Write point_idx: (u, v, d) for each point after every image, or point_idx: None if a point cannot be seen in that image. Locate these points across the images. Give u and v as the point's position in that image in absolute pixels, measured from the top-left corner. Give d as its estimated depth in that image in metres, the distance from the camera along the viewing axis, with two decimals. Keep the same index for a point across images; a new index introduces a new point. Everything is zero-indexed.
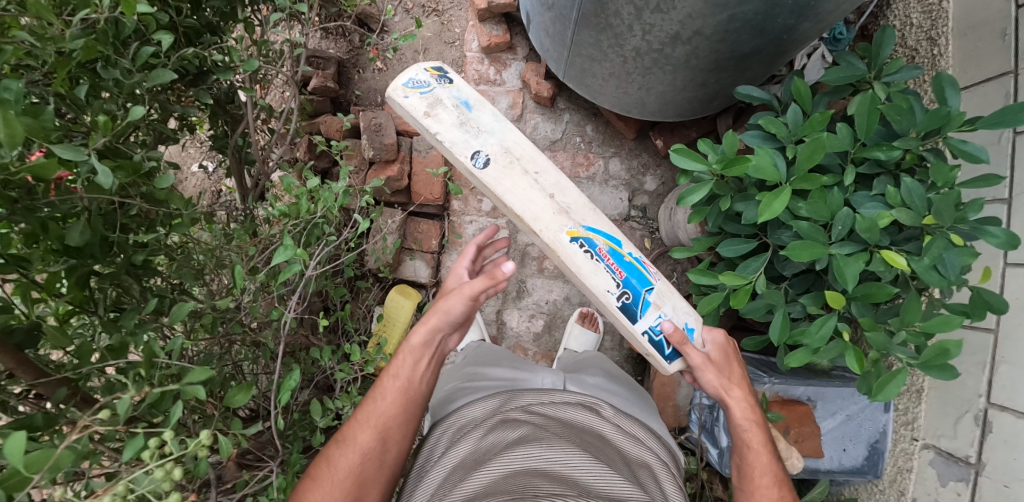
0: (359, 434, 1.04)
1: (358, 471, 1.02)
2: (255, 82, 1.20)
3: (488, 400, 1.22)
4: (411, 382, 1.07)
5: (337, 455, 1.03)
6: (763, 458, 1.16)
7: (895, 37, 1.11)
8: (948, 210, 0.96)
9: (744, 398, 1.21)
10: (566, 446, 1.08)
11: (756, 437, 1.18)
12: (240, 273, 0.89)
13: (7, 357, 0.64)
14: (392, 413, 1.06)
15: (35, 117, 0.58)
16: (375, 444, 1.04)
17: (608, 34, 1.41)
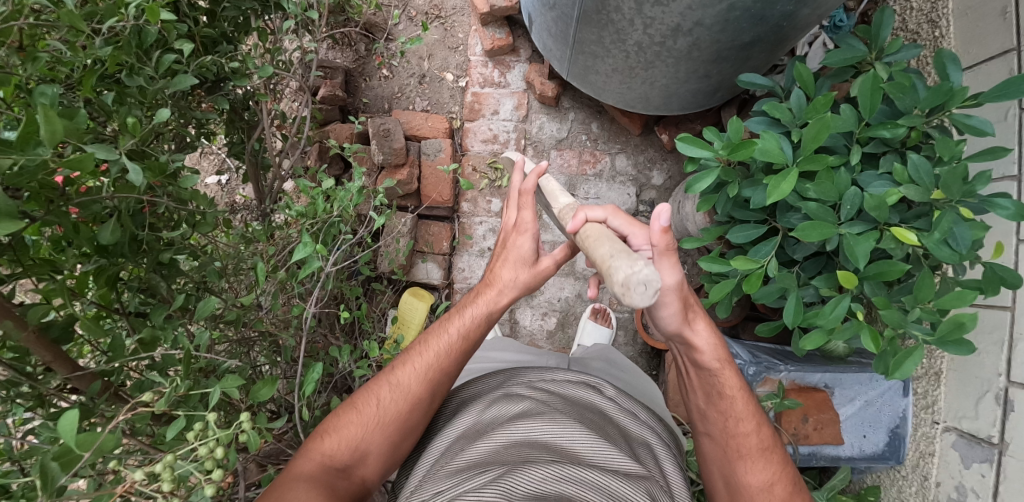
0: (412, 380, 1.11)
1: (402, 414, 1.09)
2: (270, 89, 1.24)
3: (495, 377, 1.25)
4: (469, 337, 1.13)
5: (387, 394, 1.10)
6: (738, 405, 1.15)
7: (894, 17, 1.12)
8: (956, 183, 0.96)
9: (705, 332, 1.15)
10: (566, 420, 1.08)
11: (728, 382, 1.15)
12: (262, 271, 0.92)
13: (45, 351, 0.67)
14: (444, 364, 1.13)
15: (70, 119, 0.60)
16: (423, 393, 1.11)
17: (610, 30, 1.43)
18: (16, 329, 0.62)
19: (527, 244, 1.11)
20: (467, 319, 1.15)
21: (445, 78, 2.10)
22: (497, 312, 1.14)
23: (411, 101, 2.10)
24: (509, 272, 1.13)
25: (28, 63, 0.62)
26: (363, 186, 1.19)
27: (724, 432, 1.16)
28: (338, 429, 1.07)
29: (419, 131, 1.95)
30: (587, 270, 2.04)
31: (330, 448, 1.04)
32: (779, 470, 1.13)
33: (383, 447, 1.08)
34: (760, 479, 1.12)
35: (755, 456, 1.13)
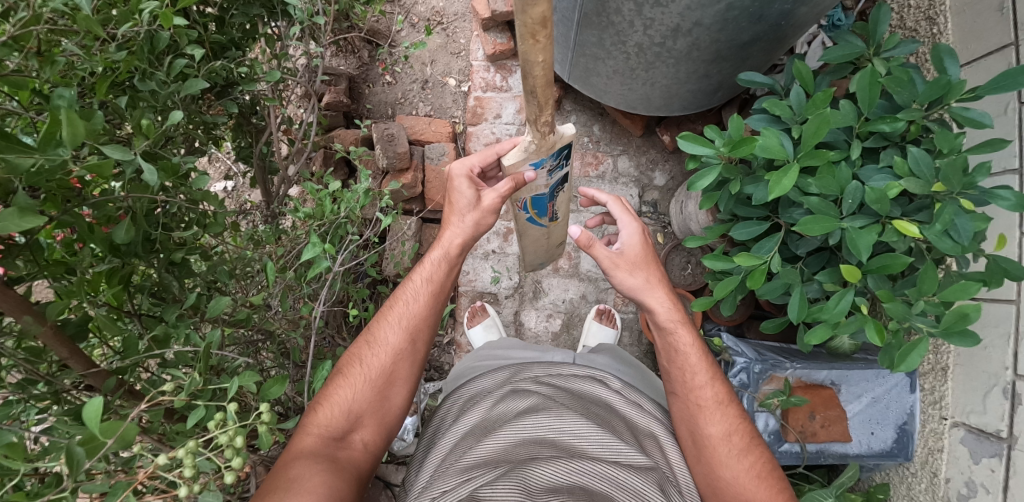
0: (390, 335, 1.16)
1: (385, 368, 1.14)
2: (277, 94, 1.27)
3: (499, 372, 1.25)
4: (432, 285, 1.18)
5: (369, 353, 1.15)
6: (692, 358, 1.15)
7: (890, 12, 1.13)
8: (956, 175, 0.97)
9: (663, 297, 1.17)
10: (572, 416, 1.10)
11: (683, 339, 1.15)
12: (272, 270, 0.93)
13: (60, 348, 0.68)
14: (420, 313, 1.18)
15: (87, 121, 0.62)
16: (403, 345, 1.16)
17: (610, 32, 1.45)
18: (35, 324, 0.64)
19: (464, 189, 1.19)
20: (431, 265, 1.20)
21: (447, 83, 2.13)
22: (454, 254, 1.20)
23: (414, 106, 2.12)
24: (457, 221, 1.20)
25: (46, 65, 0.64)
26: (369, 188, 1.21)
27: (683, 387, 1.15)
28: (330, 397, 1.10)
29: (423, 135, 1.97)
30: (591, 271, 2.05)
31: (325, 418, 1.06)
32: (736, 421, 1.11)
33: (374, 408, 1.12)
34: (719, 430, 1.10)
35: (713, 409, 1.11)
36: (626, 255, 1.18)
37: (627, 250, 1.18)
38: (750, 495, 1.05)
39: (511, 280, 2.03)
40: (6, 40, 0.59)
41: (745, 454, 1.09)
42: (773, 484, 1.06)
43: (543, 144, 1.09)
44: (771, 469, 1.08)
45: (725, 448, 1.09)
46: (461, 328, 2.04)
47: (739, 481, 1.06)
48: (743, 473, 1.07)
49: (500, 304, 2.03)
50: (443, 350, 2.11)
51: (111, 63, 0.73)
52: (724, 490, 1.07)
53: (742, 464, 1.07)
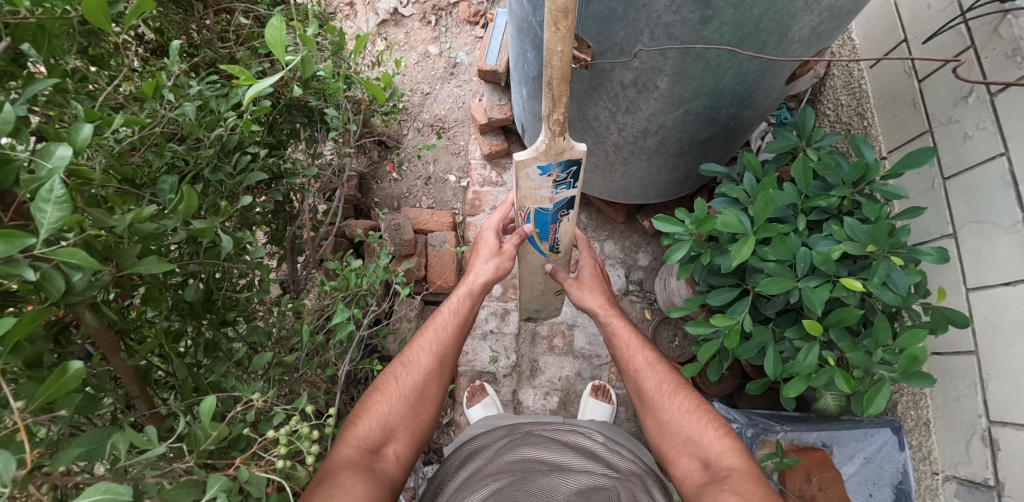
0: (421, 355, 1.28)
1: (417, 384, 1.24)
2: (307, 185, 1.47)
3: (497, 431, 1.35)
4: (460, 314, 1.33)
5: (404, 372, 1.25)
6: (626, 336, 1.39)
7: (813, 113, 1.41)
8: (882, 236, 1.18)
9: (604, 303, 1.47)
10: (558, 447, 1.28)
11: (617, 325, 1.42)
12: (307, 332, 1.07)
13: (135, 387, 0.78)
14: (447, 337, 1.32)
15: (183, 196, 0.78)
16: (433, 364, 1.27)
17: (590, 134, 1.71)
18: (121, 362, 0.74)
19: (490, 239, 1.43)
20: (456, 299, 1.36)
21: (447, 180, 2.39)
22: (477, 290, 1.37)
23: (417, 199, 2.36)
24: (482, 266, 1.40)
25: (157, 158, 0.83)
26: (386, 264, 1.38)
27: (622, 360, 1.38)
28: (368, 414, 1.19)
29: (426, 225, 2.19)
30: (585, 349, 2.16)
31: (363, 430, 1.15)
32: (666, 374, 1.33)
33: (407, 423, 1.21)
34: (653, 382, 1.32)
35: (646, 368, 1.34)
36: (582, 278, 1.52)
37: (583, 275, 1.52)
38: (688, 429, 1.24)
39: (508, 359, 2.14)
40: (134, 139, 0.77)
41: (676, 396, 1.29)
42: (702, 415, 1.25)
43: (553, 147, 1.16)
44: (700, 405, 1.28)
45: (660, 396, 1.30)
46: (460, 408, 2.09)
47: (676, 419, 1.26)
48: (677, 410, 1.27)
49: (498, 383, 2.11)
50: (442, 432, 2.14)
51: (198, 158, 0.92)
52: (667, 430, 1.26)
53: (675, 404, 1.28)
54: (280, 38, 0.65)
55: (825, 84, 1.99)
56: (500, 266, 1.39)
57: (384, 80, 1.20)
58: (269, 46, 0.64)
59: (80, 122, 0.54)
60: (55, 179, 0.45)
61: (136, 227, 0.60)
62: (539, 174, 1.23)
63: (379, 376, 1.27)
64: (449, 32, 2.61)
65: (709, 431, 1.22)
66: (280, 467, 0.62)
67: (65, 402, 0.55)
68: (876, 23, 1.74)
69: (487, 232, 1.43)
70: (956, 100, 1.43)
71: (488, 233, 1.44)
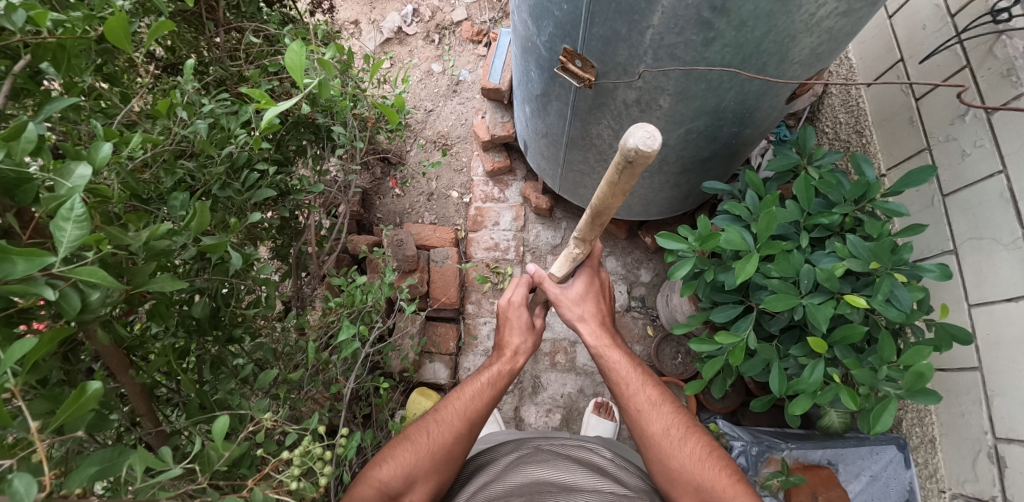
0: (453, 417, 1.25)
1: (447, 444, 1.21)
2: (312, 201, 1.48)
3: (507, 444, 1.36)
4: (496, 385, 1.31)
5: (434, 426, 1.23)
6: (626, 372, 1.34)
7: (814, 132, 1.43)
8: (884, 253, 1.19)
9: (596, 331, 1.38)
10: (567, 465, 1.27)
11: (615, 358, 1.35)
12: (312, 349, 1.07)
13: (141, 405, 0.77)
14: (478, 407, 1.28)
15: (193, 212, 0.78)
16: (463, 429, 1.24)
17: (593, 152, 1.73)
18: (127, 378, 0.73)
19: (522, 316, 1.38)
20: (494, 371, 1.33)
21: (450, 196, 2.41)
22: (515, 369, 1.34)
23: (420, 215, 2.37)
24: (519, 339, 1.36)
25: (169, 175, 0.84)
26: (391, 281, 1.39)
27: (623, 398, 1.33)
28: (394, 458, 1.18)
29: (428, 241, 2.19)
30: (587, 365, 2.15)
31: (387, 475, 1.16)
32: (671, 416, 1.30)
33: (429, 477, 1.19)
34: (659, 426, 1.29)
35: (649, 409, 1.30)
36: (570, 296, 1.40)
37: (570, 292, 1.40)
38: (699, 477, 1.22)
39: None
40: (148, 156, 0.78)
41: (685, 442, 1.27)
42: (715, 462, 1.24)
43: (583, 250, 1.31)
44: (712, 451, 1.26)
45: (669, 441, 1.27)
46: None
47: (686, 466, 1.23)
48: (688, 458, 1.24)
49: (500, 400, 2.10)
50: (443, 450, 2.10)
51: (207, 176, 0.93)
52: (678, 478, 1.24)
53: (685, 450, 1.25)
54: (299, 62, 0.68)
55: (823, 103, 2.02)
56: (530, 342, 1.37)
57: (396, 103, 1.09)
58: (289, 69, 0.67)
59: (100, 141, 0.54)
60: (76, 198, 0.46)
61: (150, 243, 0.59)
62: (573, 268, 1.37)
63: (414, 422, 1.27)
64: (452, 50, 2.65)
65: (722, 479, 1.21)
66: (292, 487, 0.63)
67: (78, 422, 0.54)
68: (872, 43, 1.77)
69: (515, 303, 1.38)
70: (953, 118, 1.45)
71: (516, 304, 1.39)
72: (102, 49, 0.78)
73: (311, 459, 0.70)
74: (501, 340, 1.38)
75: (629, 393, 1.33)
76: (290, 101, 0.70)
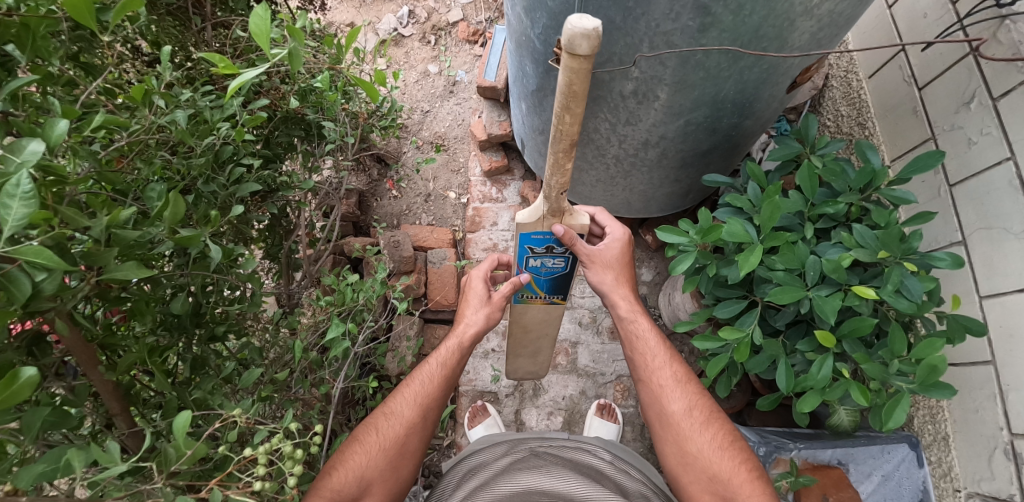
0: (405, 408, 1.22)
1: (399, 439, 1.19)
2: (303, 199, 1.45)
3: (498, 447, 1.34)
4: (448, 365, 1.28)
5: (386, 424, 1.20)
6: (652, 344, 1.33)
7: (816, 120, 1.39)
8: (893, 241, 1.15)
9: (627, 295, 1.36)
10: (560, 471, 1.21)
11: (642, 326, 1.34)
12: (300, 348, 1.03)
13: (115, 403, 0.74)
14: (433, 390, 1.26)
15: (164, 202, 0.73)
16: (417, 418, 1.22)
17: (591, 147, 1.70)
18: (97, 375, 0.69)
19: (480, 288, 1.36)
20: (446, 351, 1.30)
21: (447, 197, 2.38)
22: (467, 343, 1.31)
23: (417, 216, 2.34)
24: (472, 315, 1.34)
25: (145, 166, 0.81)
26: (384, 280, 1.35)
27: (645, 371, 1.32)
28: (345, 463, 1.14)
29: (426, 242, 2.16)
30: (589, 367, 2.10)
31: (338, 483, 1.10)
32: (695, 396, 1.28)
33: (384, 476, 1.17)
34: (681, 406, 1.26)
35: (673, 387, 1.28)
36: (605, 255, 1.34)
37: (609, 249, 1.34)
38: (717, 467, 1.19)
39: (510, 378, 2.08)
40: (119, 146, 0.75)
41: (707, 427, 1.24)
42: (735, 454, 1.20)
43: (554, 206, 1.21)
44: (733, 441, 1.23)
45: (688, 423, 1.24)
46: (461, 430, 2.02)
47: (705, 453, 1.21)
48: (707, 444, 1.22)
49: (500, 404, 2.05)
50: (443, 455, 2.05)
51: (189, 169, 0.90)
52: (694, 463, 1.22)
53: (705, 437, 1.22)
54: (265, 29, 0.61)
55: (824, 95, 1.99)
56: (491, 316, 1.34)
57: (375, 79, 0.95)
58: (253, 37, 0.60)
59: (58, 119, 0.53)
60: (24, 173, 0.43)
61: (115, 232, 0.58)
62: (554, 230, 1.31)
63: (363, 420, 1.23)
64: (448, 51, 2.62)
65: (740, 471, 1.17)
66: (258, 488, 0.59)
67: (31, 416, 0.54)
68: (872, 34, 1.74)
69: (475, 283, 1.37)
70: (958, 106, 1.42)
71: (478, 284, 1.37)
72: (74, 35, 0.75)
73: (284, 458, 0.66)
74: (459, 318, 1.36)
75: (653, 368, 1.31)
76: (256, 71, 0.60)
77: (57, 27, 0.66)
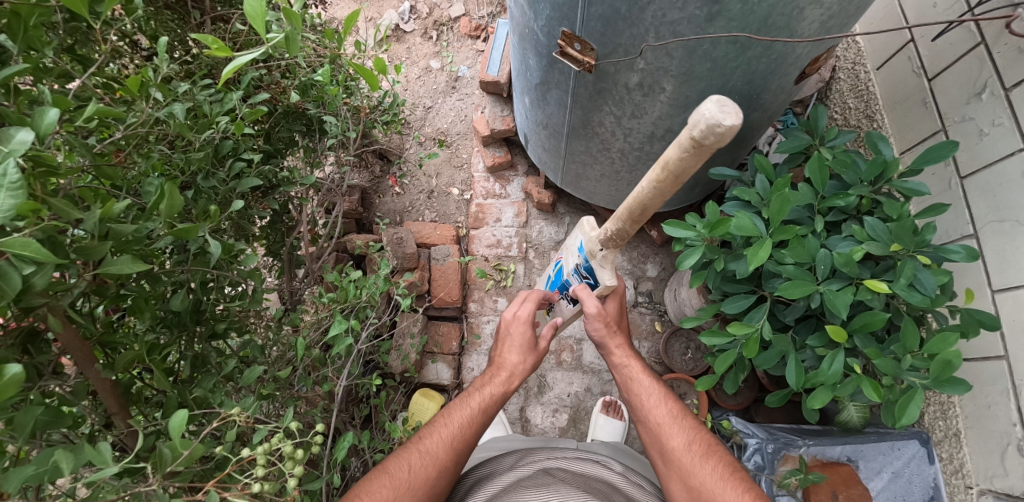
0: (438, 447, 1.19)
1: (430, 480, 1.15)
2: (304, 194, 1.43)
3: (508, 458, 1.34)
4: (486, 411, 1.27)
5: (418, 460, 1.16)
6: (646, 383, 1.33)
7: (826, 111, 1.36)
8: (906, 234, 1.12)
9: (621, 343, 1.38)
10: (567, 489, 1.16)
11: (636, 369, 1.35)
12: (302, 346, 1.01)
13: (112, 402, 0.72)
14: (466, 434, 1.23)
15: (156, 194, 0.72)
16: (448, 462, 1.19)
17: (595, 141, 1.67)
18: (92, 373, 0.68)
19: (520, 334, 1.36)
20: (486, 395, 1.30)
21: (450, 193, 2.36)
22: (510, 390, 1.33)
23: (420, 213, 2.32)
24: (513, 357, 1.35)
25: (143, 159, 0.80)
26: (387, 276, 1.34)
27: (641, 410, 1.30)
28: (369, 493, 1.09)
29: (429, 239, 2.14)
30: (594, 364, 2.08)
31: None
32: (693, 432, 1.25)
33: None
34: (680, 441, 1.23)
35: (670, 424, 1.26)
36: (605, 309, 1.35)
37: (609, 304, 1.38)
38: (721, 498, 1.13)
39: None
40: (116, 140, 0.73)
41: (707, 460, 1.20)
42: (738, 484, 1.15)
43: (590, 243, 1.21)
44: (735, 472, 1.18)
45: (688, 459, 1.21)
46: None
47: (707, 486, 1.16)
48: (709, 477, 1.17)
49: (505, 401, 2.03)
50: None
51: (189, 164, 0.88)
52: (699, 498, 1.16)
53: (706, 470, 1.18)
54: (261, 11, 0.61)
55: (831, 88, 1.96)
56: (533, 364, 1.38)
57: (376, 67, 0.96)
58: (248, 20, 0.59)
59: (48, 108, 0.52)
60: (10, 162, 0.41)
61: (111, 226, 0.57)
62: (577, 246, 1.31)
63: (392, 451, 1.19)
64: (450, 46, 2.60)
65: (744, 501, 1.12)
66: (257, 489, 0.57)
67: (26, 415, 0.54)
68: (881, 23, 1.71)
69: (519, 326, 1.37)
70: (969, 97, 1.39)
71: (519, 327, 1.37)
72: (69, 26, 0.74)
73: (286, 459, 0.64)
74: (499, 361, 1.36)
75: (648, 407, 1.30)
76: (250, 56, 0.61)
77: (50, 18, 0.65)
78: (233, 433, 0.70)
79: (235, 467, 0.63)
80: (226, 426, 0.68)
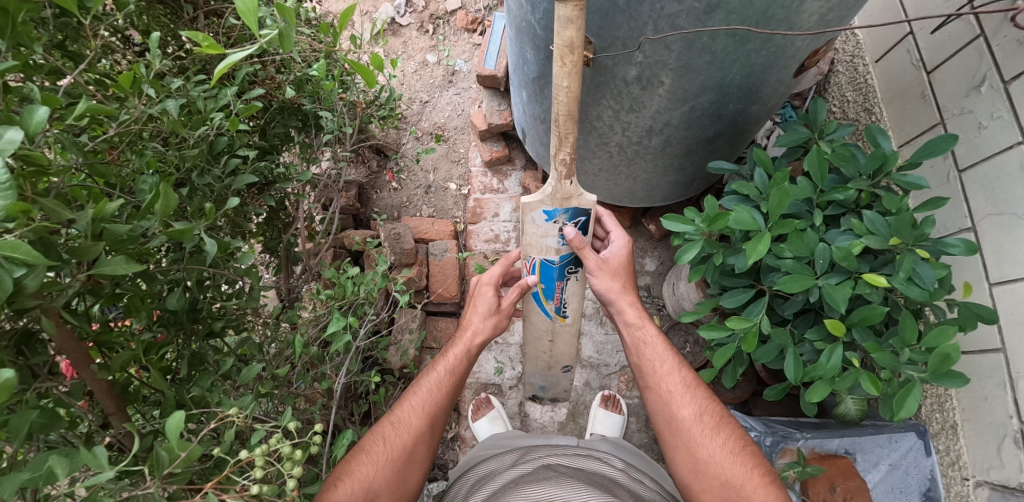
0: (411, 415, 1.20)
1: (407, 448, 1.17)
2: (302, 189, 1.42)
3: (508, 456, 1.34)
4: (455, 373, 1.26)
5: (392, 432, 1.18)
6: (659, 349, 1.32)
7: (825, 104, 1.35)
8: (906, 228, 1.12)
9: (633, 302, 1.36)
10: (569, 481, 1.17)
11: (649, 333, 1.33)
12: (299, 344, 1.01)
13: (110, 403, 0.72)
14: (438, 398, 1.24)
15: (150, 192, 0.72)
16: (423, 426, 1.20)
17: (593, 135, 1.67)
18: (87, 375, 0.67)
19: (488, 295, 1.34)
20: (452, 357, 1.28)
21: (448, 188, 2.35)
22: (473, 349, 1.31)
23: (418, 208, 2.31)
24: (478, 322, 1.33)
25: (137, 156, 0.80)
26: (384, 272, 1.33)
27: (654, 377, 1.30)
28: (349, 473, 1.11)
29: (427, 234, 2.13)
30: (593, 358, 2.08)
31: (343, 494, 1.06)
32: (705, 401, 1.26)
33: (390, 488, 1.13)
34: (691, 412, 1.24)
35: (682, 393, 1.27)
36: (610, 263, 1.37)
37: (613, 260, 1.37)
38: (729, 472, 1.16)
39: (513, 370, 2.05)
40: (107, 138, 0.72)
41: (718, 432, 1.22)
42: (747, 459, 1.18)
43: (560, 190, 1.22)
44: (746, 446, 1.20)
45: (699, 429, 1.22)
46: (465, 422, 2.00)
47: (716, 458, 1.18)
48: (719, 450, 1.19)
49: (504, 396, 2.04)
50: (447, 447, 2.03)
51: (183, 160, 0.87)
52: (705, 470, 1.19)
53: (716, 442, 1.20)
54: (252, 7, 0.59)
55: (830, 81, 1.95)
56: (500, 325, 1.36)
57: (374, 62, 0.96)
58: (240, 16, 0.58)
59: (36, 106, 0.52)
60: None
61: (105, 227, 0.56)
62: (543, 220, 1.28)
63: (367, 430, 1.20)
64: (447, 40, 2.58)
65: (754, 476, 1.15)
66: (253, 492, 0.57)
67: (21, 418, 0.54)
68: (879, 16, 1.70)
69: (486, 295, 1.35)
70: (968, 90, 1.38)
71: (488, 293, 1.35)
72: (59, 22, 0.73)
73: (284, 460, 0.64)
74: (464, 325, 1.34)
75: (661, 373, 1.30)
76: (242, 52, 0.58)
77: (38, 15, 0.63)
78: (232, 432, 0.69)
79: (233, 468, 0.63)
80: (225, 425, 0.68)
